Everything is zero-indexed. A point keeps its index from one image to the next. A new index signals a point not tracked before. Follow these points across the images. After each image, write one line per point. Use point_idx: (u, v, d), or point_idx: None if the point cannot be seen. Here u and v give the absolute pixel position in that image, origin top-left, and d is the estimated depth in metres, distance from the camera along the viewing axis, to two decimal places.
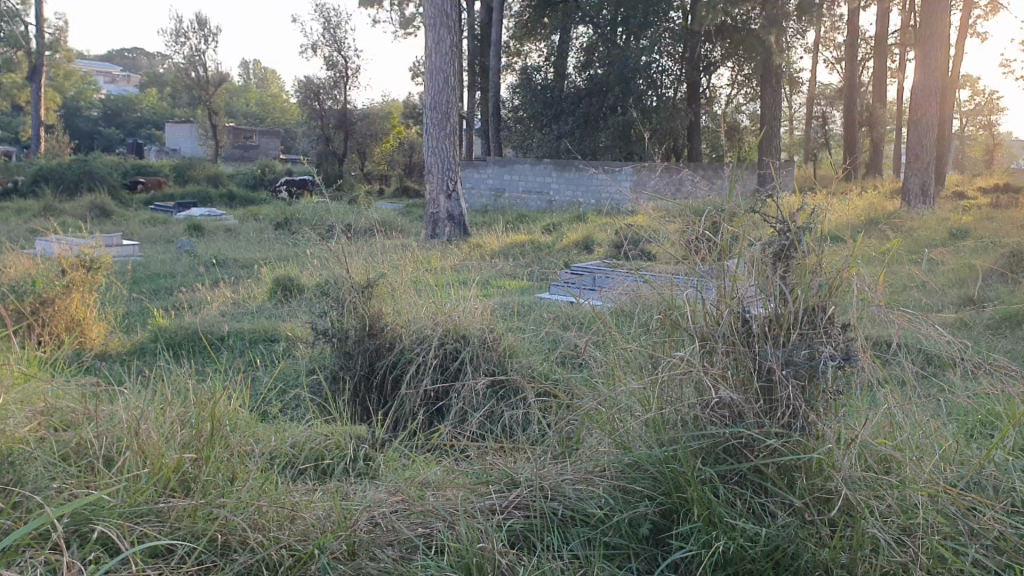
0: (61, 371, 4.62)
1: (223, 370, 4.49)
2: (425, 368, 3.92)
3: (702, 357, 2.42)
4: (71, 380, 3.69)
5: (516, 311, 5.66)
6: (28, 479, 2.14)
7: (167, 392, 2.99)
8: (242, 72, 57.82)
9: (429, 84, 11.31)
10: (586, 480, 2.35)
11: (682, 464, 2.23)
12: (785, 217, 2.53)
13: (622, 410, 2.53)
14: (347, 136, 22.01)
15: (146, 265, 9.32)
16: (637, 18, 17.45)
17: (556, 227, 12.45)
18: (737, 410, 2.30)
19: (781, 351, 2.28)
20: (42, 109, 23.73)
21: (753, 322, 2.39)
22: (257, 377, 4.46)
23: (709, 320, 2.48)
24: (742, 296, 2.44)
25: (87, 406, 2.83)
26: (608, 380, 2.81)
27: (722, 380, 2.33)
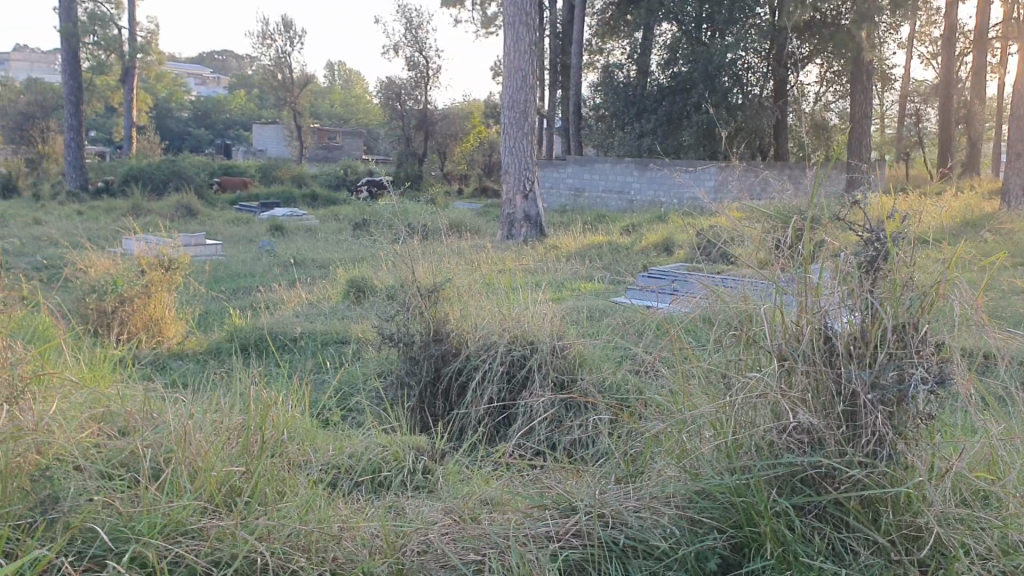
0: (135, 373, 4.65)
1: (290, 375, 4.46)
2: (490, 377, 3.83)
3: (780, 377, 2.26)
4: (138, 383, 3.69)
5: (589, 317, 5.50)
6: (71, 488, 2.15)
7: (225, 401, 2.96)
8: (328, 73, 58.82)
9: (507, 83, 11.23)
10: (651, 508, 2.22)
11: (755, 495, 2.08)
12: (872, 225, 2.34)
13: (692, 431, 2.38)
14: (427, 136, 22.10)
15: (226, 264, 9.46)
16: (723, 14, 16.91)
17: (636, 228, 12.24)
18: (813, 438, 2.14)
19: (867, 373, 2.11)
20: (135, 110, 24.47)
21: (834, 341, 2.22)
22: (324, 382, 4.42)
23: (788, 336, 2.30)
24: (825, 309, 2.26)
25: (146, 412, 2.82)
26: (678, 397, 2.66)
27: (798, 403, 2.18)
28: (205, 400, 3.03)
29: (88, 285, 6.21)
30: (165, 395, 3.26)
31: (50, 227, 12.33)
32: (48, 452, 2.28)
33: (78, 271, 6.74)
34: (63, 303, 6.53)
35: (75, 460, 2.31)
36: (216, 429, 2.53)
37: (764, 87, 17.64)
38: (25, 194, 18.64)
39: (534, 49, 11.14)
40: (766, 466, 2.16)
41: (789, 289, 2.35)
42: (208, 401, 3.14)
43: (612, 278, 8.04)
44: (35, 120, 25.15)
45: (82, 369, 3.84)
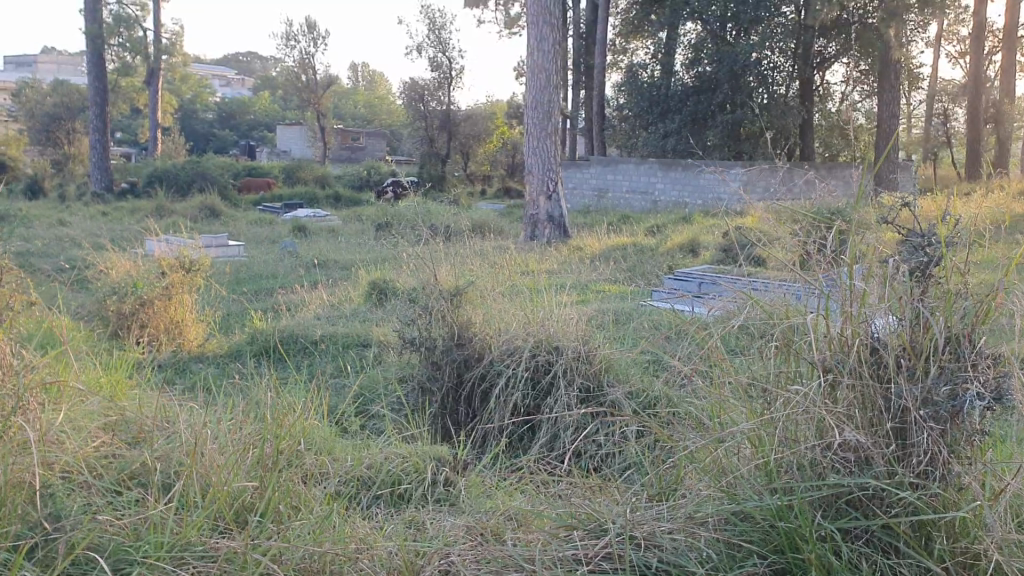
0: (153, 378, 4.61)
1: (310, 381, 4.40)
2: (515, 384, 3.73)
3: (823, 392, 2.15)
4: (155, 392, 3.64)
5: (615, 321, 5.38)
6: (74, 504, 2.11)
7: (240, 411, 2.89)
8: (352, 75, 59.14)
9: (531, 83, 11.13)
10: (686, 530, 2.10)
11: (798, 517, 1.97)
12: (919, 228, 2.22)
13: (729, 449, 2.27)
14: (450, 137, 22.06)
15: (248, 265, 9.43)
16: (748, 13, 16.78)
17: (660, 229, 12.10)
18: (858, 456, 2.04)
19: (917, 389, 2.00)
20: (160, 111, 24.61)
21: (881, 352, 2.10)
22: (344, 387, 4.35)
23: (833, 348, 2.18)
24: (871, 319, 2.14)
25: (159, 422, 2.76)
26: (714, 411, 2.55)
27: (842, 420, 2.07)
28: (222, 409, 2.96)
29: (110, 287, 6.18)
30: (182, 403, 3.20)
31: (76, 228, 12.40)
32: (56, 467, 2.23)
33: (99, 272, 6.73)
34: (84, 305, 6.51)
35: (81, 477, 2.26)
36: (229, 440, 2.48)
37: (790, 87, 17.42)
38: (51, 195, 18.77)
39: (558, 49, 11.04)
40: (807, 486, 2.06)
41: (834, 298, 2.24)
42: (225, 410, 3.08)
43: (637, 280, 7.92)
44: (61, 121, 25.36)
45: (100, 376, 3.79)
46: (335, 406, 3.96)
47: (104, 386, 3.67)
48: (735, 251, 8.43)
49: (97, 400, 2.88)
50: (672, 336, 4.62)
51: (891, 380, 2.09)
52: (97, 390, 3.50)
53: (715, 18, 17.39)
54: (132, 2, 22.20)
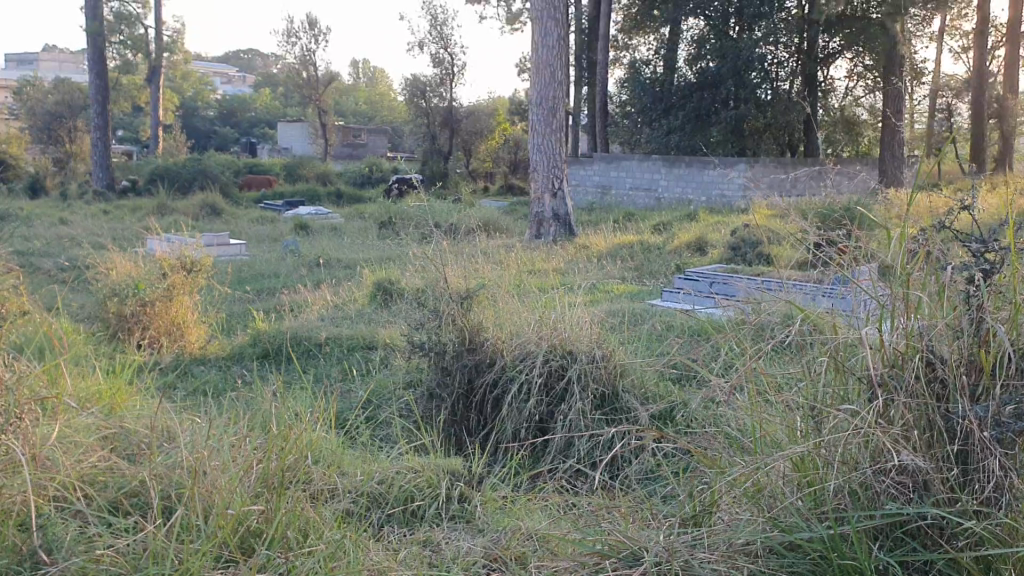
0: (153, 385, 4.48)
1: (315, 387, 4.28)
2: (530, 393, 3.61)
3: (878, 414, 2.10)
4: (157, 402, 3.52)
5: (624, 322, 5.25)
6: (64, 537, 2.04)
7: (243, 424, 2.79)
8: (353, 72, 58.94)
9: (535, 80, 11.01)
10: (727, 561, 2.01)
11: (857, 549, 1.91)
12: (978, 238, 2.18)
13: (770, 473, 2.19)
14: (453, 133, 21.92)
15: (251, 265, 9.32)
16: (752, 8, 16.72)
17: (666, 227, 11.96)
18: (908, 481, 2.00)
19: (981, 409, 1.96)
20: (161, 109, 24.50)
21: (935, 370, 2.07)
22: (351, 394, 4.23)
23: (888, 364, 2.14)
24: (928, 335, 2.10)
25: (163, 442, 2.69)
26: (756, 434, 2.50)
27: (893, 444, 2.02)
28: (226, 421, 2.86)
29: (110, 288, 6.05)
30: (184, 415, 3.11)
31: (76, 227, 12.27)
32: (50, 495, 2.15)
33: (99, 273, 6.61)
34: (83, 307, 6.39)
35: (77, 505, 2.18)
36: (232, 457, 2.38)
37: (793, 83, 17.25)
38: (52, 194, 18.65)
39: (562, 45, 10.92)
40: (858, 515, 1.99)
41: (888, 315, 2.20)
42: (231, 423, 2.99)
43: (645, 279, 7.80)
44: (62, 120, 25.25)
45: (98, 385, 3.67)
46: (342, 415, 3.84)
47: (104, 399, 3.56)
48: (744, 250, 8.30)
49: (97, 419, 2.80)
50: (686, 340, 4.52)
51: (945, 398, 2.06)
52: (95, 403, 3.39)
53: (717, 13, 17.31)
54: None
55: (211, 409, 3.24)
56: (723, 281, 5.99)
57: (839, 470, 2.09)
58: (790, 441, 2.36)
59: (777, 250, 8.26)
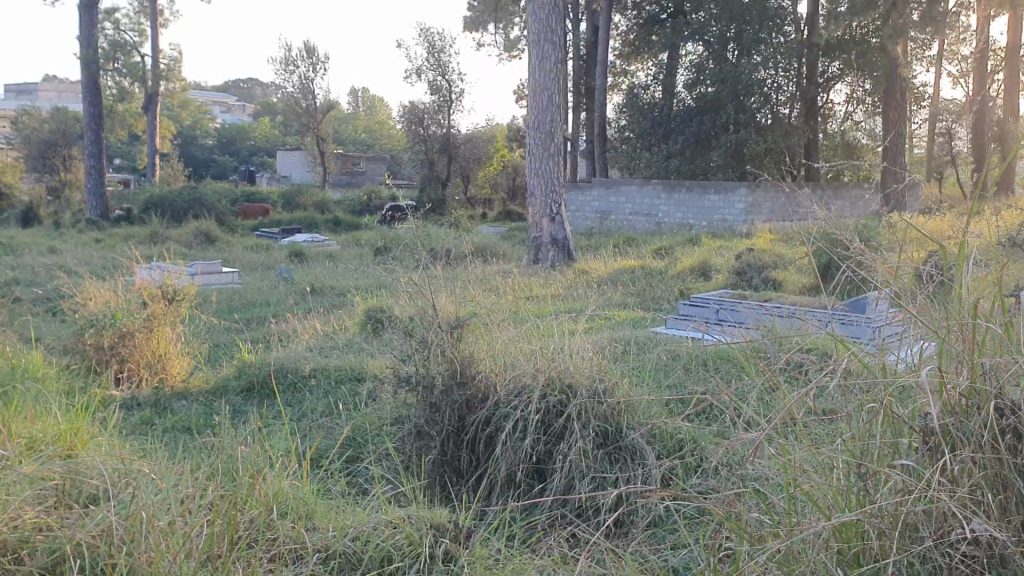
0: (123, 429, 4.19)
1: (294, 430, 4.01)
2: (528, 432, 3.33)
3: (934, 470, 1.89)
4: (119, 450, 3.25)
5: (625, 353, 4.95)
6: None
7: (198, 475, 2.58)
8: (352, 100, 59.12)
9: (534, 104, 10.80)
10: None
11: None
12: None
13: (812, 547, 1.97)
14: (451, 159, 21.69)
15: (241, 293, 9.04)
16: (751, 31, 16.64)
17: (668, 251, 11.70)
18: (982, 553, 1.83)
19: None
20: (158, 138, 24.29)
21: (1007, 418, 1.91)
22: (335, 435, 3.96)
23: (945, 411, 1.96)
24: (995, 384, 1.93)
25: (111, 496, 2.49)
26: (795, 499, 2.26)
27: (960, 508, 1.84)
28: (185, 468, 2.66)
29: (86, 319, 5.76)
30: (144, 461, 2.90)
31: (67, 256, 12.01)
32: None
33: (77, 302, 6.31)
34: (60, 339, 6.10)
35: None
36: (183, 516, 2.19)
37: (793, 108, 17.00)
38: (46, 223, 18.37)
39: (559, 68, 10.72)
40: None
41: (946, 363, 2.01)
42: (192, 471, 2.78)
43: (647, 305, 7.53)
44: (57, 148, 25.06)
45: (56, 428, 3.41)
46: (319, 460, 3.56)
47: (64, 446, 3.30)
48: (749, 276, 8.04)
49: (44, 481, 2.58)
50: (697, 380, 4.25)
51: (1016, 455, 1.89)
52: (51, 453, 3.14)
53: (716, 36, 17.14)
54: (130, 28, 21.96)
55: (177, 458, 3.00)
56: (730, 308, 5.71)
57: (892, 541, 1.90)
58: (832, 501, 2.12)
59: (783, 275, 8.02)
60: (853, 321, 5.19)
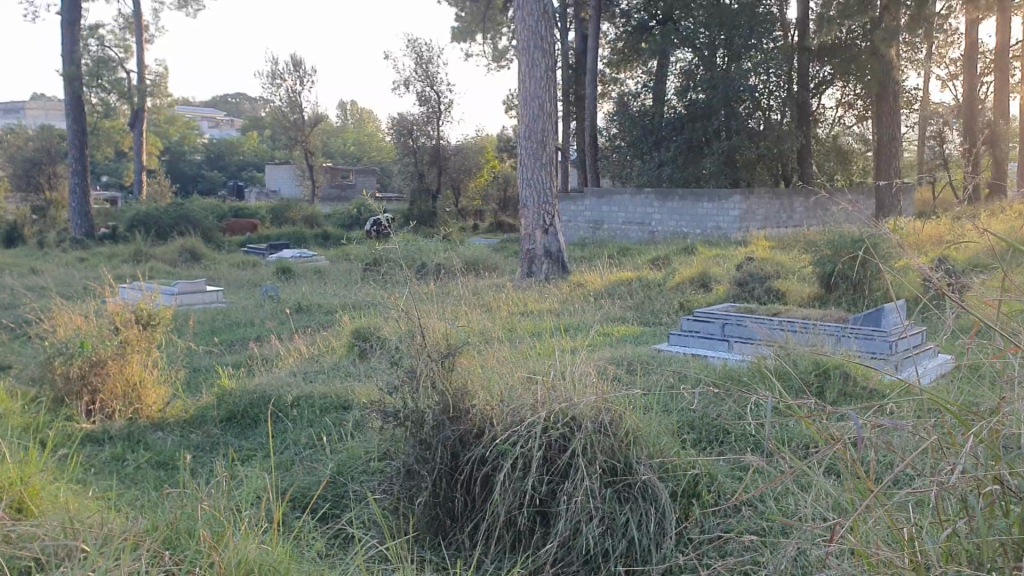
0: (79, 475, 3.85)
1: (270, 476, 3.68)
2: (531, 472, 3.02)
3: None
4: (70, 508, 2.94)
5: (626, 373, 4.68)
6: None
7: (149, 545, 2.31)
8: (341, 114, 58.85)
9: (524, 113, 10.49)
10: None
11: None
12: None
13: None
14: (441, 171, 21.37)
15: (224, 313, 8.70)
16: (741, 37, 16.36)
17: (664, 261, 11.39)
18: None
19: None
20: (145, 154, 23.91)
21: None
22: (318, 483, 3.64)
23: None
24: None
25: (49, 570, 2.20)
26: None
27: None
28: (135, 534, 2.38)
29: (54, 347, 5.40)
30: (98, 522, 2.60)
31: (47, 276, 11.66)
32: None
33: (47, 328, 5.98)
34: (28, 368, 5.76)
35: None
36: None
37: (784, 113, 16.73)
38: (30, 242, 17.99)
39: (550, 76, 10.44)
40: None
41: None
42: (147, 529, 2.48)
43: (648, 319, 7.25)
44: (42, 166, 24.67)
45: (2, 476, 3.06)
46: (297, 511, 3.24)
47: (13, 503, 2.97)
48: (752, 286, 7.68)
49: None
50: (714, 415, 3.91)
51: None
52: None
53: (706, 43, 16.66)
54: (115, 45, 21.64)
55: (133, 517, 2.71)
56: (737, 322, 5.41)
57: None
58: None
59: (787, 285, 7.73)
60: (867, 333, 4.93)
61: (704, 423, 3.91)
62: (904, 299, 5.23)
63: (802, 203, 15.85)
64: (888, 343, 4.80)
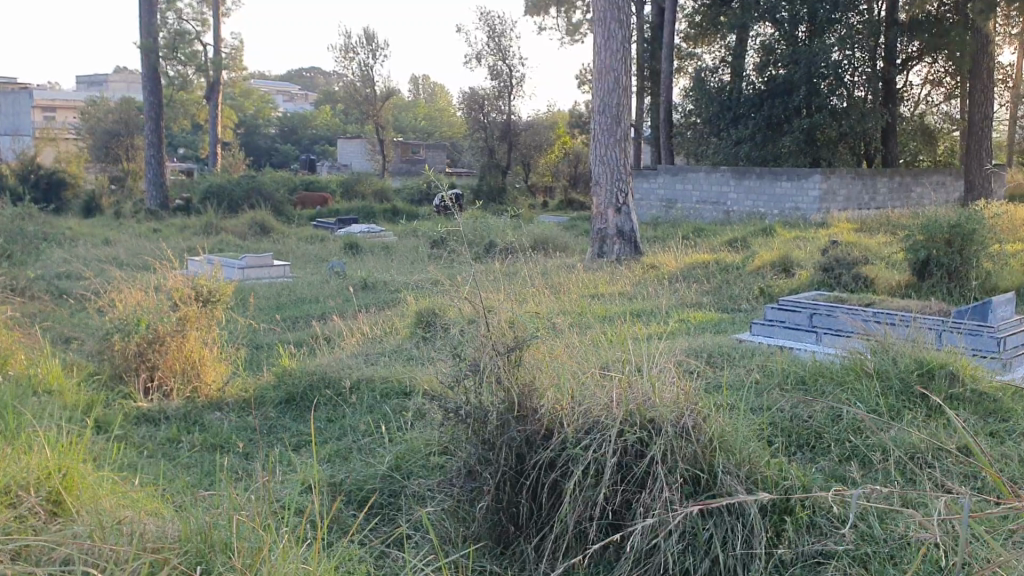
0: (122, 464, 3.67)
1: (319, 474, 3.45)
2: (604, 480, 2.73)
3: None
4: (107, 500, 2.75)
5: (707, 367, 4.37)
6: None
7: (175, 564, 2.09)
8: (413, 89, 58.76)
9: (598, 87, 10.11)
10: None
11: None
12: None
13: None
14: (512, 147, 21.01)
15: (289, 289, 8.53)
16: (824, 10, 15.50)
17: (743, 243, 10.92)
18: None
19: None
20: (220, 127, 24.05)
21: None
22: (372, 484, 3.41)
23: None
24: None
25: None
26: None
27: None
28: (165, 552, 2.17)
29: (112, 324, 5.25)
30: (132, 521, 2.40)
31: (121, 247, 11.70)
32: None
33: (109, 303, 5.85)
34: (88, 343, 5.65)
35: None
36: None
37: (868, 90, 15.93)
38: (107, 212, 18.17)
39: (626, 49, 10.02)
40: None
41: None
42: (178, 538, 2.27)
43: (726, 305, 6.87)
44: (120, 138, 25.00)
45: (39, 463, 2.86)
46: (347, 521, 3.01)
47: (48, 493, 2.78)
48: (838, 271, 7.20)
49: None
50: (805, 422, 3.57)
51: None
52: (31, 512, 2.63)
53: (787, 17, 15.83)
54: (193, 18, 21.73)
55: (169, 517, 2.50)
56: (827, 313, 5.02)
57: None
58: None
59: (876, 272, 7.24)
60: (973, 328, 4.50)
61: (795, 425, 3.56)
62: (1013, 293, 4.78)
63: (886, 183, 15.13)
64: (997, 342, 4.36)
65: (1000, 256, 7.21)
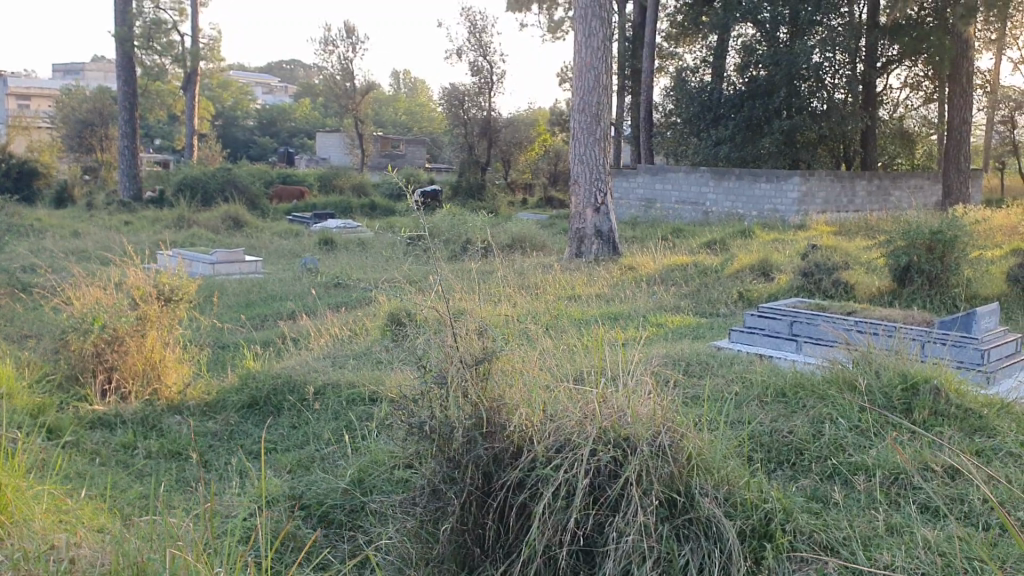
0: (67, 474, 3.49)
1: (274, 491, 3.27)
2: (575, 502, 2.58)
3: None
4: (37, 519, 2.57)
5: (684, 376, 4.23)
6: None
7: None
8: (393, 84, 58.41)
9: (578, 86, 9.95)
10: None
11: None
12: None
13: None
14: (492, 144, 20.80)
15: (258, 286, 8.31)
16: (805, 11, 15.34)
17: (721, 245, 10.80)
18: None
19: None
20: (196, 119, 23.71)
21: None
22: (333, 502, 3.24)
23: None
24: None
25: None
26: None
27: None
28: None
29: (68, 322, 5.05)
30: (59, 549, 2.22)
31: (89, 239, 11.44)
32: None
33: (68, 301, 5.63)
34: (45, 342, 5.44)
35: None
36: None
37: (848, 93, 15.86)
38: (78, 203, 17.83)
39: (608, 46, 9.85)
40: None
41: None
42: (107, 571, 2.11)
43: (705, 309, 6.74)
44: (94, 128, 24.59)
45: None
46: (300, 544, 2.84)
47: None
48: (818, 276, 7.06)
49: None
50: (784, 438, 3.44)
51: None
52: None
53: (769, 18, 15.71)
54: (170, 8, 21.39)
55: (105, 542, 2.33)
56: (807, 320, 4.89)
57: None
58: None
59: (856, 277, 7.13)
60: (958, 340, 4.38)
61: (775, 441, 3.43)
62: (997, 303, 4.67)
63: (864, 186, 15.07)
64: (981, 354, 4.25)
65: (979, 263, 7.12)
